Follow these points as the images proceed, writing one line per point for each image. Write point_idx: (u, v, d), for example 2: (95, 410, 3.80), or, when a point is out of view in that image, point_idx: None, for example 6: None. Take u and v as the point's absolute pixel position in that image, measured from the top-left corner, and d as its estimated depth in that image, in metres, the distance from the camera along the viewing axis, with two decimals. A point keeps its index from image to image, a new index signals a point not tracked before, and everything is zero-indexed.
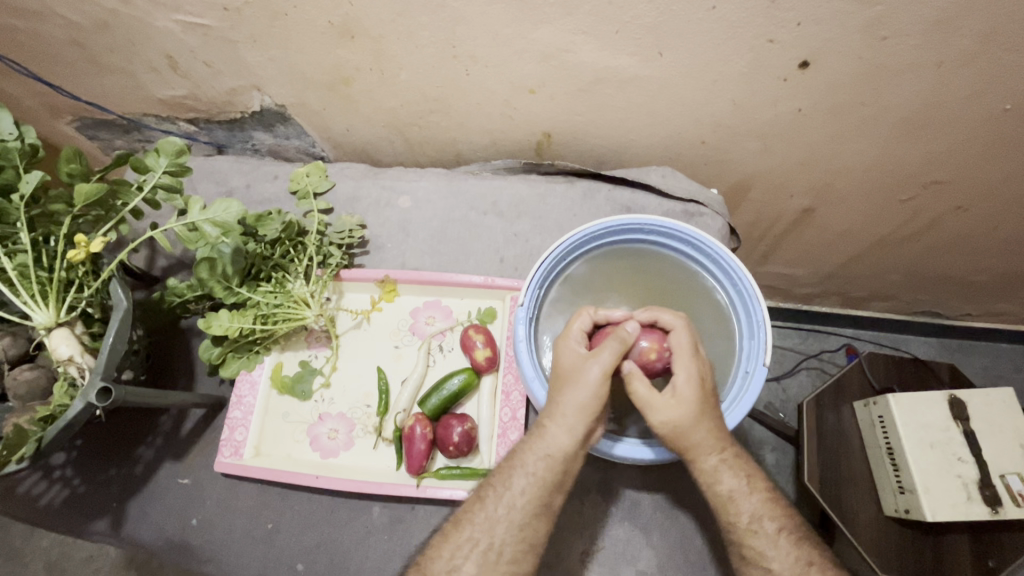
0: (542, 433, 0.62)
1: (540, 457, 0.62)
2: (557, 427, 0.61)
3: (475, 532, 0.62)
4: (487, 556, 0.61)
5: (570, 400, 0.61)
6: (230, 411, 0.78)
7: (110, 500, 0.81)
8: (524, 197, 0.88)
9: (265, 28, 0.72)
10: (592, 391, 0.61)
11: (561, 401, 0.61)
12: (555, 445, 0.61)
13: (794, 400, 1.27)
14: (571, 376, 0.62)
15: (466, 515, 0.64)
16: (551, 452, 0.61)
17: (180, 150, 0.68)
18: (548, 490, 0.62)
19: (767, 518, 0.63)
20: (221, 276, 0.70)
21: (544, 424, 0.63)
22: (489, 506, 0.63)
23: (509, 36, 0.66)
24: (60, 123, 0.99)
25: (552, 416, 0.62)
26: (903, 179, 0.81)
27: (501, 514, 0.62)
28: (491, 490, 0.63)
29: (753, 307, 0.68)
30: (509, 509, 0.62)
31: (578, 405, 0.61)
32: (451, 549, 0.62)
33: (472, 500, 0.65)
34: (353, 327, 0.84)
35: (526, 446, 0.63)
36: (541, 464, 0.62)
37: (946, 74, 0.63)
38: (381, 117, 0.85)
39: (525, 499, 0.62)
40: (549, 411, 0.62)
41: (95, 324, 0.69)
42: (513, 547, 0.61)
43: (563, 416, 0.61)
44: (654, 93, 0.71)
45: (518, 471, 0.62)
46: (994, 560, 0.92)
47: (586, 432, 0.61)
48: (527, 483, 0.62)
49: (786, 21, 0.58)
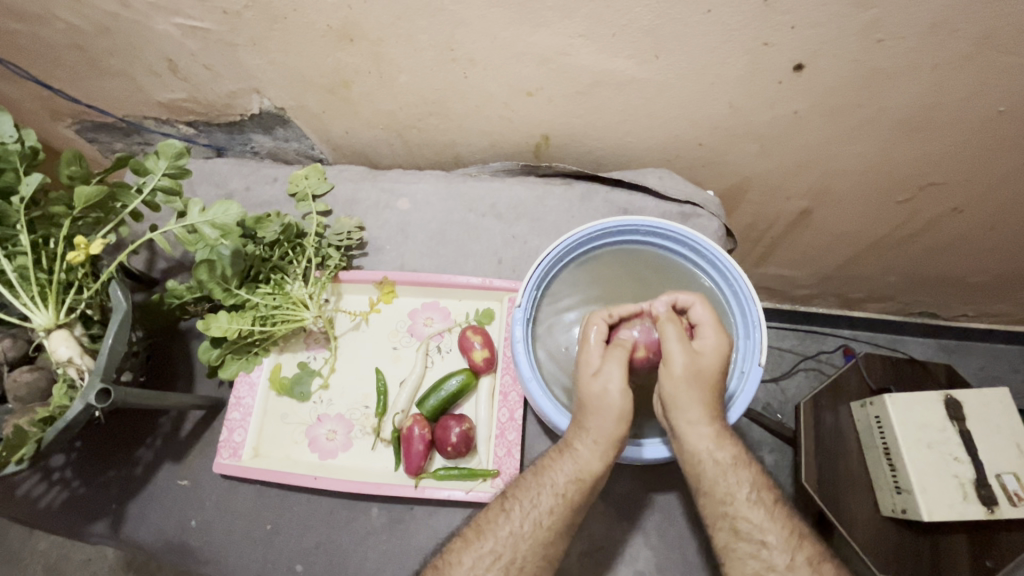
0: (571, 453, 0.63)
1: (568, 477, 0.63)
2: (587, 449, 0.62)
3: (497, 546, 0.62)
4: (510, 568, 0.61)
5: (600, 424, 0.62)
6: (229, 412, 0.79)
7: (110, 501, 0.81)
8: (522, 199, 0.88)
9: (265, 31, 0.72)
10: (621, 419, 0.62)
11: (589, 424, 0.62)
12: (584, 468, 0.62)
13: (792, 400, 1.27)
14: (593, 396, 0.62)
15: (488, 525, 0.64)
16: (580, 475, 0.62)
17: (180, 152, 0.68)
18: (572, 509, 0.63)
19: (763, 490, 0.63)
20: (220, 277, 0.71)
21: (573, 445, 0.63)
22: (514, 521, 0.63)
23: (507, 40, 0.66)
24: (59, 125, 0.99)
25: (581, 437, 0.63)
26: (899, 180, 0.82)
27: (526, 530, 0.62)
28: (517, 505, 0.64)
29: (748, 308, 0.68)
30: (534, 525, 0.63)
31: (608, 431, 0.62)
32: (473, 557, 0.62)
33: (496, 510, 0.65)
34: (351, 328, 0.84)
35: (554, 465, 0.64)
36: (570, 485, 0.63)
37: (940, 77, 0.63)
38: (380, 119, 0.85)
39: (551, 519, 0.62)
40: (577, 432, 0.63)
41: (94, 325, 0.69)
42: (535, 562, 0.62)
43: (592, 439, 0.62)
44: (651, 95, 0.71)
45: (546, 490, 0.63)
46: (993, 560, 0.93)
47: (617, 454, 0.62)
48: (554, 503, 0.63)
49: (781, 24, 0.59)
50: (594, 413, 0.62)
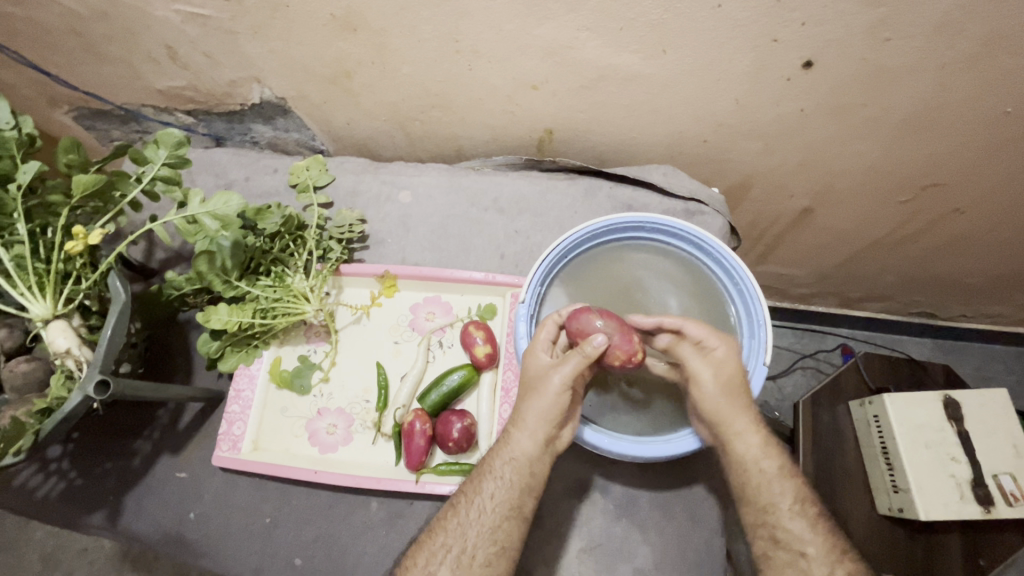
0: (507, 438, 0.65)
1: (506, 460, 0.64)
2: (521, 431, 0.64)
3: (448, 539, 0.63)
4: (462, 560, 0.62)
5: (531, 408, 0.63)
6: (229, 405, 0.78)
7: (107, 493, 0.81)
8: (524, 194, 0.88)
9: (267, 19, 0.71)
10: (556, 404, 0.63)
11: (524, 409, 0.64)
12: (519, 449, 0.63)
13: (789, 399, 1.29)
14: (535, 379, 0.64)
15: (440, 522, 0.64)
16: (515, 456, 0.63)
17: (180, 141, 0.68)
18: (516, 492, 0.63)
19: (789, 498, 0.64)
20: (220, 269, 0.71)
21: (510, 431, 0.65)
22: (461, 512, 0.64)
23: (512, 32, 0.65)
24: (57, 112, 0.98)
25: (515, 422, 0.64)
26: (904, 180, 0.81)
27: (472, 519, 0.63)
28: (463, 497, 0.64)
29: (753, 307, 0.68)
30: (480, 513, 0.63)
31: (541, 414, 0.63)
32: (426, 557, 0.63)
33: (446, 508, 0.65)
34: (353, 322, 0.83)
35: (492, 452, 0.65)
36: (507, 468, 0.64)
37: (948, 77, 0.63)
38: (382, 111, 0.84)
39: (494, 503, 0.63)
40: (514, 420, 0.65)
41: (93, 316, 0.69)
42: (485, 550, 0.62)
43: (525, 422, 0.63)
44: (657, 91, 0.71)
45: (487, 477, 0.64)
46: (986, 559, 0.94)
47: (547, 438, 0.63)
48: (495, 487, 0.63)
49: (791, 21, 0.58)
50: (531, 399, 0.63)
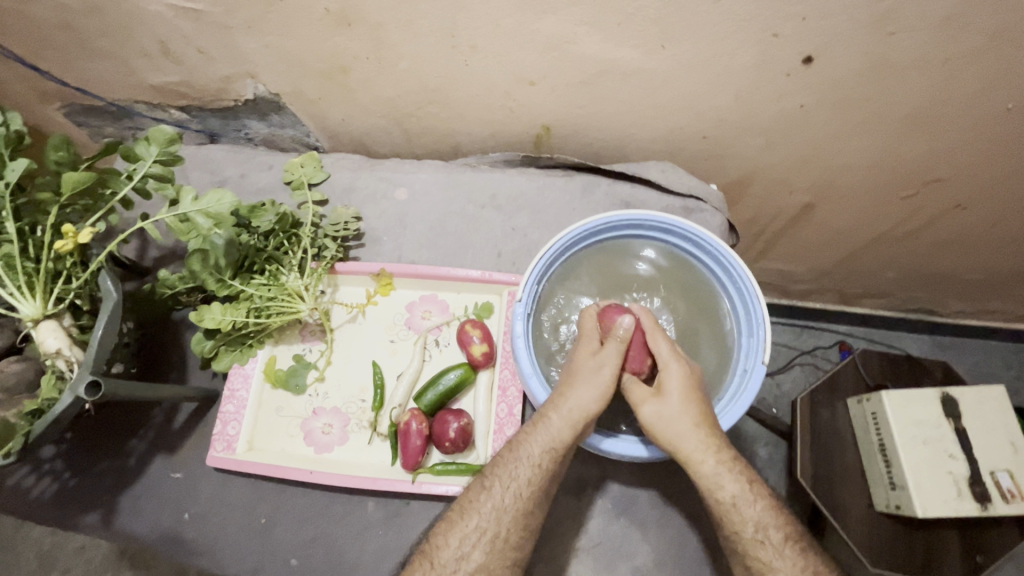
0: (544, 424, 0.62)
1: (543, 447, 0.62)
2: (558, 418, 0.62)
3: (481, 521, 0.62)
4: (495, 543, 0.62)
5: (577, 397, 0.62)
6: (223, 404, 0.77)
7: (102, 493, 0.80)
8: (522, 190, 0.87)
9: (261, 14, 0.70)
10: (600, 398, 0.62)
11: (569, 395, 0.62)
12: (556, 436, 0.62)
13: (788, 395, 1.28)
14: (584, 370, 0.64)
15: (471, 502, 0.63)
16: (553, 444, 0.62)
17: (172, 138, 0.66)
18: (548, 478, 0.63)
19: (772, 527, 0.61)
20: (213, 267, 0.70)
21: (546, 415, 0.63)
22: (495, 495, 0.63)
23: (511, 26, 0.64)
24: (48, 108, 0.97)
25: (555, 407, 0.62)
26: (905, 175, 0.81)
27: (507, 503, 0.62)
28: (496, 480, 0.63)
29: (752, 306, 0.68)
30: (515, 497, 0.63)
31: (586, 405, 0.62)
32: (459, 538, 0.62)
33: (477, 488, 0.64)
34: (347, 321, 0.83)
35: (527, 436, 0.64)
36: (544, 455, 0.62)
37: (951, 72, 0.62)
38: (379, 107, 0.83)
39: (529, 488, 0.63)
40: (553, 402, 0.63)
41: (83, 315, 0.68)
42: (517, 533, 0.63)
43: (566, 410, 0.62)
44: (657, 86, 0.70)
45: (522, 462, 0.63)
46: (983, 556, 0.93)
47: (584, 428, 0.62)
48: (530, 473, 0.63)
49: (793, 15, 0.57)
50: (580, 385, 0.63)
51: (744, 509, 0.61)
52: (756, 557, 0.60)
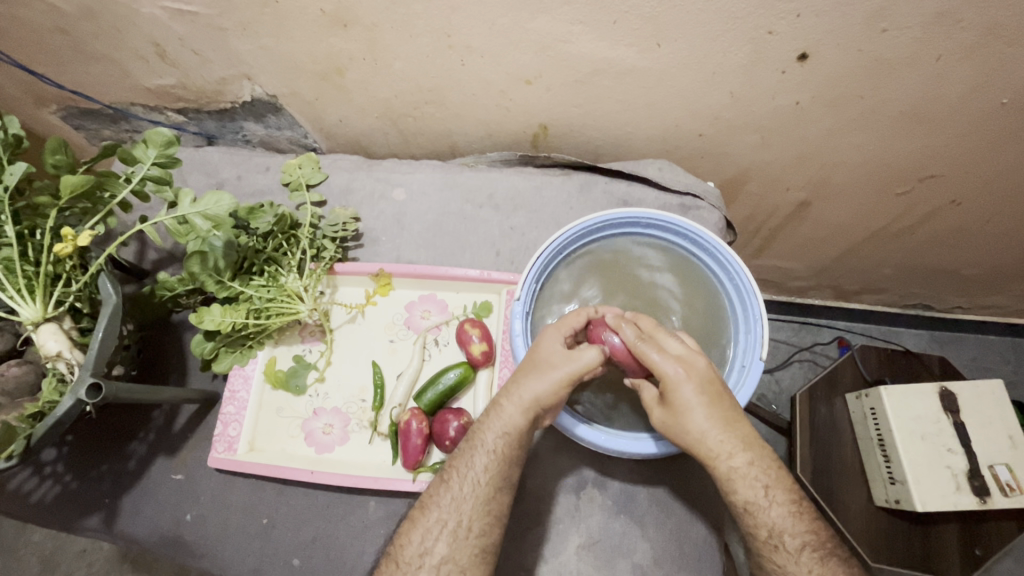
0: (498, 411, 0.64)
1: (497, 433, 0.63)
2: (512, 405, 0.63)
3: (442, 513, 0.62)
4: (457, 533, 0.62)
5: (530, 386, 0.62)
6: (223, 406, 0.78)
7: (103, 496, 0.80)
8: (520, 189, 0.87)
9: (256, 16, 0.70)
10: (552, 385, 0.62)
11: (522, 385, 0.63)
12: (509, 422, 0.63)
13: (786, 392, 1.29)
14: (542, 362, 0.63)
15: (432, 498, 0.64)
16: (506, 429, 0.63)
17: (170, 141, 0.67)
18: (504, 464, 0.63)
19: (787, 533, 0.59)
20: (212, 269, 0.69)
21: (501, 403, 0.64)
22: (454, 487, 0.63)
23: (505, 26, 0.65)
24: (45, 112, 0.97)
25: (508, 395, 0.64)
26: (900, 171, 0.81)
27: (466, 492, 0.63)
28: (454, 472, 0.64)
29: (750, 303, 0.68)
30: (473, 485, 0.63)
31: (538, 395, 0.62)
32: (421, 534, 0.62)
33: (437, 484, 0.65)
34: (347, 322, 0.83)
35: (483, 426, 0.65)
36: (498, 441, 0.63)
37: (945, 68, 0.62)
38: (374, 107, 0.83)
39: (487, 476, 0.63)
40: (507, 390, 0.64)
41: (83, 318, 0.68)
42: (480, 521, 0.62)
43: (518, 396, 0.63)
44: (652, 85, 0.70)
45: (476, 450, 0.63)
46: (981, 549, 0.93)
47: (536, 417, 0.63)
48: (487, 460, 0.63)
49: (786, 12, 0.58)
50: (534, 376, 0.62)
51: (759, 514, 0.60)
52: (773, 560, 0.59)
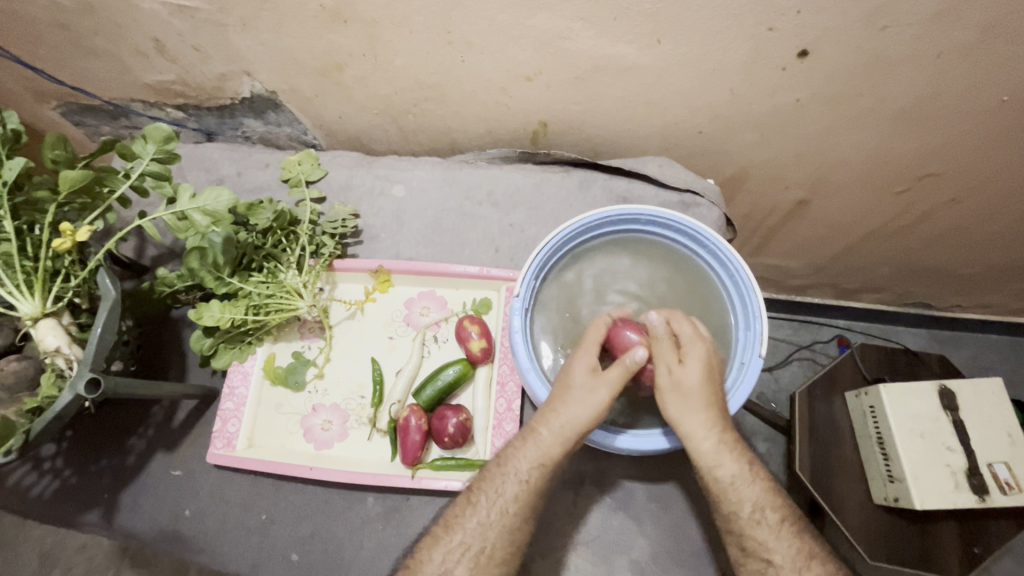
0: (535, 440, 0.63)
1: (531, 463, 0.63)
2: (550, 435, 0.62)
3: (465, 537, 0.63)
4: (479, 558, 0.62)
5: (570, 414, 0.61)
6: (222, 402, 0.78)
7: (102, 491, 0.80)
8: (519, 186, 0.87)
9: (255, 12, 0.70)
10: (593, 413, 0.61)
11: (561, 412, 0.62)
12: (546, 454, 0.63)
13: (785, 390, 1.29)
14: (578, 385, 0.62)
15: (456, 519, 0.64)
16: (541, 460, 0.63)
17: (168, 136, 0.66)
18: (534, 493, 0.63)
19: (769, 509, 0.62)
20: (211, 265, 0.70)
21: (537, 431, 0.63)
22: (480, 511, 0.63)
23: (505, 23, 0.64)
24: (44, 107, 0.97)
25: (546, 423, 0.63)
26: (899, 170, 0.81)
27: (492, 519, 0.63)
28: (482, 495, 0.64)
29: (749, 300, 0.68)
30: (500, 513, 0.63)
31: (579, 425, 0.61)
32: (443, 553, 0.63)
33: (462, 504, 0.65)
34: (346, 318, 0.83)
35: (516, 451, 0.64)
36: (533, 471, 0.63)
37: (944, 66, 0.62)
38: (374, 104, 0.83)
39: (516, 504, 0.63)
40: (544, 417, 0.63)
41: (82, 314, 0.68)
42: (500, 543, 0.63)
43: (557, 427, 0.62)
44: (651, 82, 0.70)
45: (509, 478, 0.63)
46: (980, 548, 0.93)
47: (575, 446, 0.63)
48: (518, 488, 0.63)
49: (786, 9, 0.57)
50: (572, 401, 0.62)
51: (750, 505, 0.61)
52: (773, 543, 0.61)
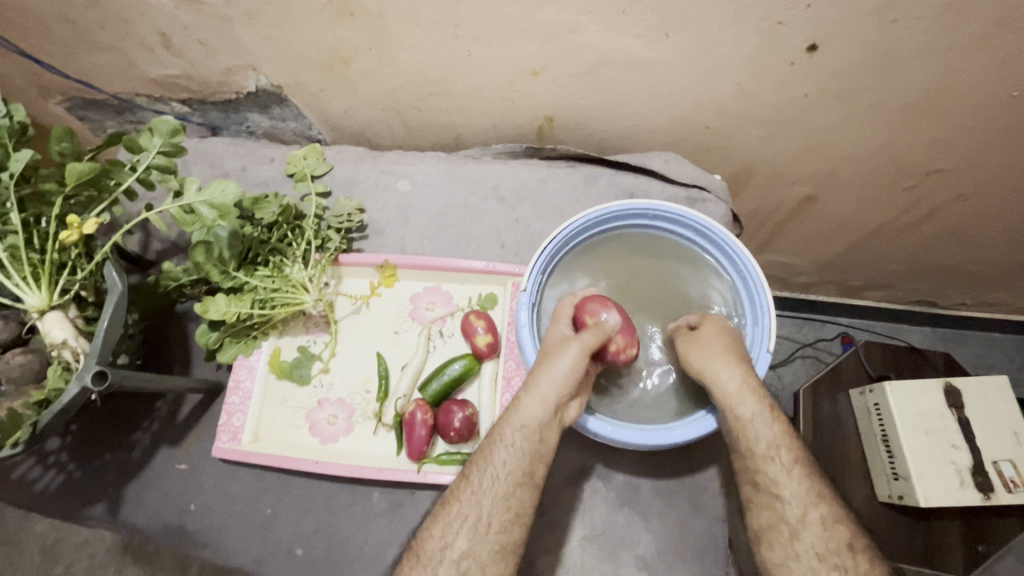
0: (517, 405, 0.64)
1: (515, 428, 0.63)
2: (533, 398, 0.63)
3: (463, 508, 0.62)
4: (478, 528, 0.61)
5: (546, 372, 0.63)
6: (228, 396, 0.78)
7: (108, 485, 0.81)
8: (524, 181, 0.87)
9: (261, 5, 0.70)
10: (569, 363, 0.63)
11: (539, 373, 0.63)
12: (529, 415, 0.63)
13: (789, 387, 1.29)
14: (552, 347, 0.65)
15: (452, 494, 0.64)
16: (526, 422, 0.63)
17: (175, 128, 0.67)
18: (526, 460, 0.62)
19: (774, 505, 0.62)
20: (216, 260, 0.70)
21: (520, 398, 0.64)
22: (474, 481, 0.63)
23: (512, 16, 0.64)
24: (49, 102, 0.97)
25: (528, 388, 0.64)
26: (907, 166, 0.81)
27: (486, 487, 0.63)
28: (475, 469, 0.64)
29: (757, 297, 0.68)
30: (493, 481, 0.63)
31: (556, 380, 0.62)
32: (442, 528, 0.62)
33: (460, 480, 0.65)
34: (351, 313, 0.83)
35: (501, 421, 0.65)
36: (518, 435, 0.63)
37: (953, 60, 0.62)
38: (379, 99, 0.83)
39: (506, 471, 0.62)
40: (526, 385, 0.64)
41: (89, 307, 0.68)
42: (500, 517, 0.62)
43: (537, 386, 0.63)
44: (658, 77, 0.70)
45: (498, 445, 0.63)
46: (984, 546, 0.94)
47: (561, 405, 0.63)
48: (507, 455, 0.63)
49: (794, 3, 0.57)
50: (547, 358, 0.64)
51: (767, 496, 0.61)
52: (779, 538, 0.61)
